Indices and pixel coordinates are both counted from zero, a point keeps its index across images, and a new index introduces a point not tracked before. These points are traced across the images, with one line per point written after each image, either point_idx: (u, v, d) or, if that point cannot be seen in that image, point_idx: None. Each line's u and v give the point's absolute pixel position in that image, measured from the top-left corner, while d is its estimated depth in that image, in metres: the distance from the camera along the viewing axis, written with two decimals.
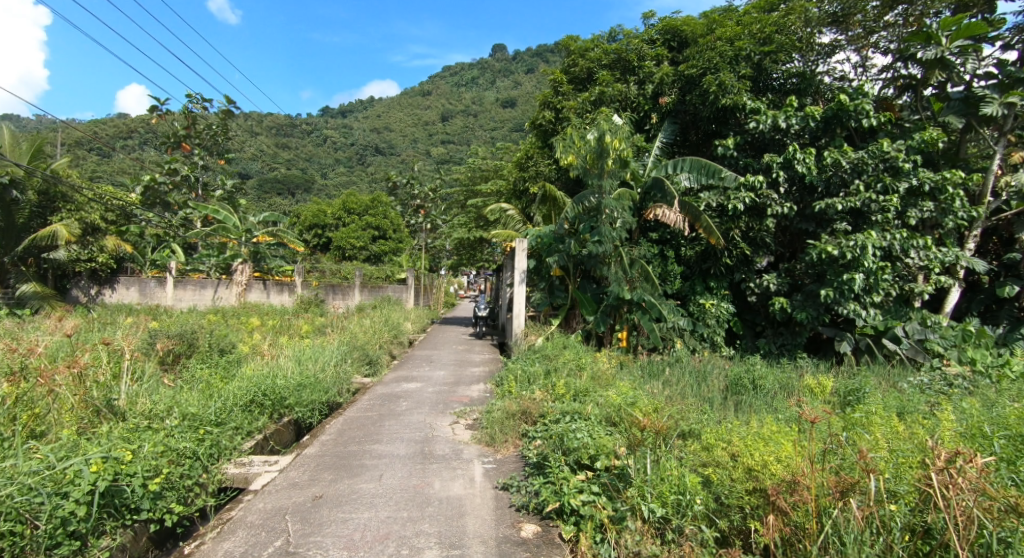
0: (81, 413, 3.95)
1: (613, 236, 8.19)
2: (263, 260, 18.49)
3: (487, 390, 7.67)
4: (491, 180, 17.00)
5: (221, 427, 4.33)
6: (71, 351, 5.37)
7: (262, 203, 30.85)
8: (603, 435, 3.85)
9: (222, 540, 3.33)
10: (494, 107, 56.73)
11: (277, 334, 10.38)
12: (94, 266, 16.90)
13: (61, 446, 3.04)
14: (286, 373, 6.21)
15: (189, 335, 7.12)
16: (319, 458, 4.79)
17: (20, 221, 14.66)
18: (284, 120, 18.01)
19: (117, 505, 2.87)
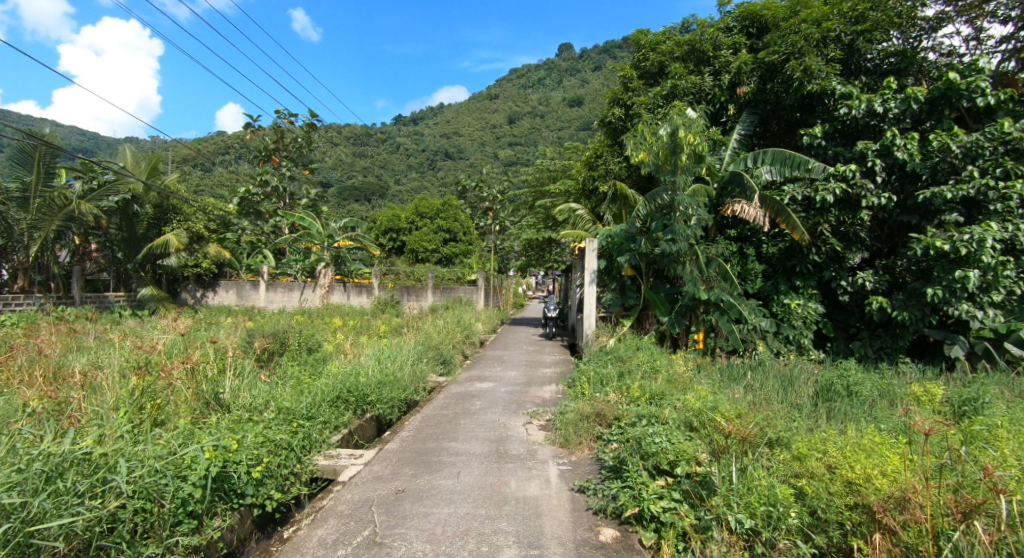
0: (193, 405, 4.35)
1: (688, 234, 7.91)
2: (344, 264, 19.46)
3: (559, 391, 7.67)
4: (560, 180, 16.97)
5: (312, 421, 4.62)
6: (183, 349, 5.91)
7: (342, 209, 32.50)
8: (683, 440, 3.72)
9: (316, 527, 3.55)
10: (561, 107, 56.65)
11: (358, 334, 10.90)
12: (199, 271, 18.47)
13: (180, 434, 3.35)
14: (367, 371, 6.51)
15: (281, 335, 7.66)
16: (400, 453, 4.98)
17: (140, 232, 16.22)
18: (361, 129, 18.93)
19: (227, 490, 3.14)
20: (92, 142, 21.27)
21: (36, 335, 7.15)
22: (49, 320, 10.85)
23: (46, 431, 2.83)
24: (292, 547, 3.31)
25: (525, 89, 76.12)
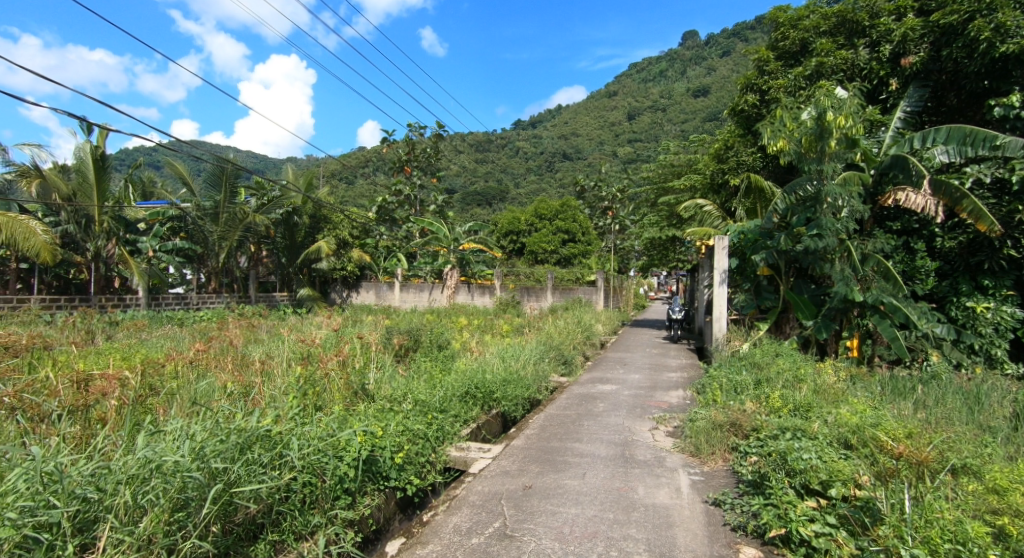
0: (344, 393, 4.77)
1: (838, 228, 7.15)
2: (468, 265, 20.28)
3: (687, 397, 7.32)
4: (685, 175, 16.23)
5: (445, 414, 4.86)
6: (334, 344, 6.53)
7: (466, 212, 33.93)
8: (838, 459, 3.34)
9: (451, 514, 3.72)
10: (684, 99, 54.21)
11: (482, 333, 11.31)
12: (345, 274, 20.25)
13: (336, 419, 3.70)
14: (493, 368, 6.72)
15: (414, 332, 8.19)
16: (526, 450, 5.06)
17: (299, 238, 18.26)
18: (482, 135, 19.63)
19: (375, 472, 3.40)
20: (259, 161, 24.33)
21: (219, 330, 8.32)
22: (232, 316, 12.70)
23: (236, 408, 3.24)
24: (430, 531, 3.50)
25: (645, 84, 73.93)
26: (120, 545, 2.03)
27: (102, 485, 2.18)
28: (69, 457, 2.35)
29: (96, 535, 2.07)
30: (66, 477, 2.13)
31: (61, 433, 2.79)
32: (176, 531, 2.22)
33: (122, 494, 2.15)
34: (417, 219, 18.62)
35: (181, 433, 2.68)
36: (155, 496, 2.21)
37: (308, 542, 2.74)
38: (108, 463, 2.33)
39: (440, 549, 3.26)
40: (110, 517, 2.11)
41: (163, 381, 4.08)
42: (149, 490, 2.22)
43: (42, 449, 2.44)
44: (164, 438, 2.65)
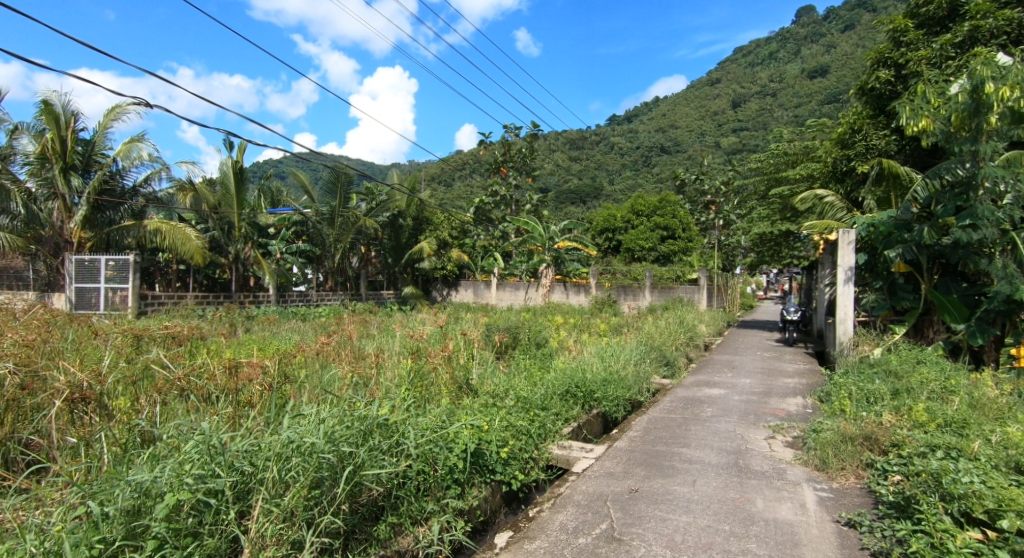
0: (449, 387, 4.89)
1: (998, 217, 6.23)
2: (563, 264, 19.54)
3: (808, 404, 6.74)
4: (800, 165, 15.00)
5: (546, 412, 4.83)
6: (439, 340, 6.75)
7: (560, 211, 33.83)
8: (1009, 486, 2.87)
9: (556, 511, 3.68)
10: (796, 82, 50.24)
11: (580, 332, 11.18)
12: (445, 273, 20.95)
13: (444, 411, 3.79)
14: (592, 368, 6.59)
15: (512, 330, 8.26)
16: (630, 453, 4.90)
17: (403, 240, 19.13)
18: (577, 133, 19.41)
19: (482, 465, 3.45)
20: (368, 168, 25.86)
21: (336, 326, 8.92)
22: (345, 312, 13.60)
23: (360, 398, 3.42)
24: (537, 527, 3.47)
25: (752, 68, 69.42)
26: (270, 514, 2.20)
27: (254, 459, 2.38)
28: (226, 432, 2.59)
29: (251, 503, 2.26)
30: (225, 451, 2.35)
31: (219, 413, 3.13)
32: (314, 507, 2.36)
33: (269, 470, 2.32)
34: (513, 218, 18.75)
35: (315, 417, 2.85)
36: (297, 473, 2.36)
37: (423, 528, 2.82)
38: (259, 441, 2.52)
39: (548, 546, 3.22)
40: (261, 489, 2.29)
41: (294, 370, 4.43)
42: (291, 467, 2.38)
43: (207, 423, 2.70)
44: (301, 421, 2.83)
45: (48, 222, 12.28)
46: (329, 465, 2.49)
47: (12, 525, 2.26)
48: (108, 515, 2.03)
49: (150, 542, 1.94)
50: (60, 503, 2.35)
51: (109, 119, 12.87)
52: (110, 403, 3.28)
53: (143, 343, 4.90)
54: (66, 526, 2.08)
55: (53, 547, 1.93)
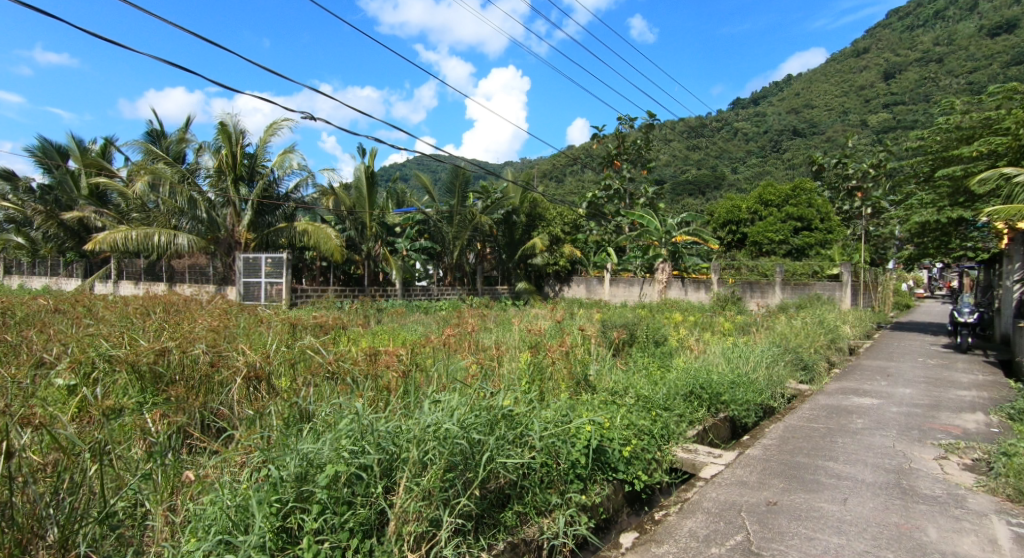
0: (567, 383, 4.83)
1: None
2: (681, 259, 18.86)
3: (987, 422, 5.80)
4: (977, 141, 12.93)
5: (669, 413, 4.63)
6: (557, 335, 6.75)
7: (677, 203, 32.38)
8: None
9: (685, 517, 3.51)
10: (966, 45, 43.37)
11: (702, 330, 10.60)
12: (557, 269, 20.93)
13: (567, 405, 3.77)
14: (719, 369, 6.20)
15: (630, 327, 8.02)
16: (765, 462, 4.54)
17: (517, 236, 19.39)
18: (697, 120, 18.36)
19: (603, 463, 3.37)
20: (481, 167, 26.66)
21: (457, 319, 9.27)
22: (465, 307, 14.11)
23: (491, 388, 3.52)
24: (664, 531, 3.34)
25: (906, 33, 61.15)
26: (411, 492, 2.34)
27: (398, 441, 2.53)
28: (374, 413, 2.78)
29: (395, 480, 2.42)
30: (375, 430, 2.54)
31: (364, 395, 3.41)
32: (449, 490, 2.46)
33: (410, 451, 2.46)
34: (627, 212, 18.14)
35: (449, 404, 2.98)
36: (434, 455, 2.48)
37: (547, 519, 2.82)
38: (401, 423, 2.68)
39: (677, 551, 3.09)
40: (404, 468, 2.44)
41: (424, 359, 4.67)
42: (429, 449, 2.50)
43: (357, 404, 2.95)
44: (437, 407, 2.97)
45: (224, 225, 14.25)
46: (462, 450, 2.58)
47: (213, 480, 2.66)
48: (282, 479, 2.29)
49: (315, 506, 2.16)
50: (247, 466, 2.70)
51: (269, 134, 14.49)
52: (276, 381, 3.75)
53: (299, 330, 5.48)
54: (250, 486, 2.39)
55: (242, 502, 2.23)
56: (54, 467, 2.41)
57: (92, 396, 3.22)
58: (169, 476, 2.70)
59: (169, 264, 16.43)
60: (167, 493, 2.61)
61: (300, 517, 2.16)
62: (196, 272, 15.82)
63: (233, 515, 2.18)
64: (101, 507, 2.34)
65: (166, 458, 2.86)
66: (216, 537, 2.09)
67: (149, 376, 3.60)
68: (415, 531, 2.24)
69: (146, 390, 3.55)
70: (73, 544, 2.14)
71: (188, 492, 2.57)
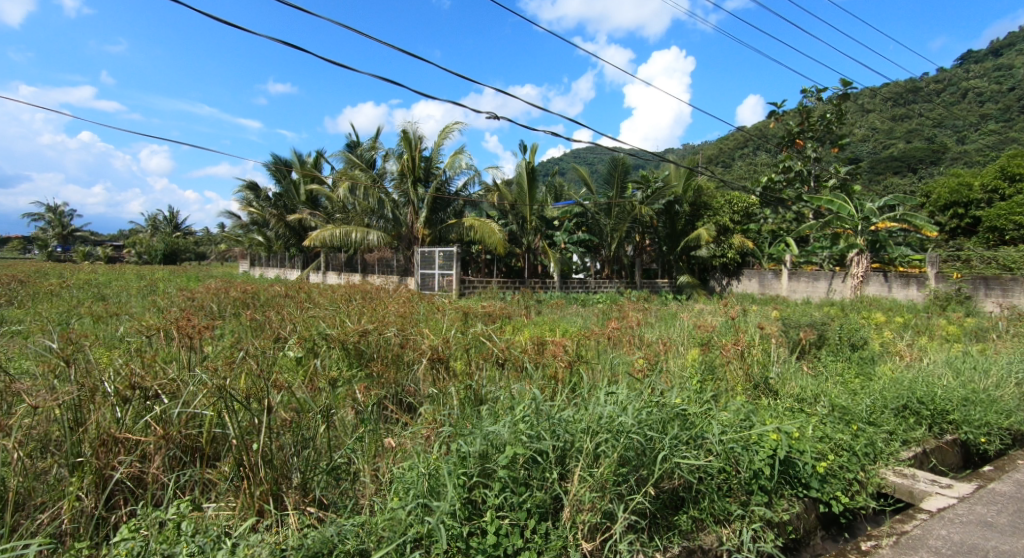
0: (744, 385, 4.38)
1: None
2: (884, 250, 16.20)
3: None
4: None
5: (874, 428, 3.97)
6: (731, 332, 6.22)
7: (880, 184, 27.80)
8: None
9: (904, 554, 2.90)
10: None
11: (918, 335, 8.88)
12: (726, 261, 19.30)
13: (749, 408, 3.42)
14: (943, 382, 5.14)
15: (820, 327, 7.04)
16: (1018, 504, 3.62)
17: (679, 227, 18.31)
18: (909, 82, 15.39)
19: (793, 477, 2.98)
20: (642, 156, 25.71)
21: (616, 312, 8.97)
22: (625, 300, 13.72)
23: (668, 385, 3.36)
24: None
25: None
26: (586, 481, 2.31)
27: (571, 430, 2.53)
28: (550, 402, 2.82)
29: (570, 468, 2.41)
30: (554, 417, 2.58)
31: (535, 383, 3.49)
32: (623, 485, 2.38)
33: (585, 442, 2.44)
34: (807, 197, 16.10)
35: (621, 397, 2.90)
36: (607, 448, 2.42)
37: (728, 529, 2.53)
38: (575, 414, 2.68)
39: None
40: (579, 458, 2.42)
41: (588, 352, 4.61)
42: (602, 442, 2.45)
43: (534, 390, 3.03)
44: (610, 398, 2.91)
45: (406, 222, 15.74)
46: (639, 447, 2.48)
47: (408, 449, 2.91)
48: (467, 455, 2.43)
49: (497, 483, 2.25)
50: (435, 440, 2.93)
51: (443, 137, 15.57)
52: (454, 363, 4.03)
53: (471, 318, 5.81)
54: (439, 459, 2.58)
55: (433, 471, 2.41)
56: (296, 422, 2.87)
57: (319, 367, 3.84)
58: (374, 442, 3.01)
59: (363, 257, 18.62)
60: (372, 455, 2.91)
61: (483, 491, 2.28)
62: (383, 264, 17.71)
63: (426, 482, 2.37)
64: (327, 461, 2.77)
65: (371, 426, 3.22)
66: (415, 499, 2.28)
67: (355, 352, 4.20)
68: (589, 521, 2.22)
69: (353, 364, 4.15)
70: (310, 489, 2.61)
71: (389, 458, 2.86)
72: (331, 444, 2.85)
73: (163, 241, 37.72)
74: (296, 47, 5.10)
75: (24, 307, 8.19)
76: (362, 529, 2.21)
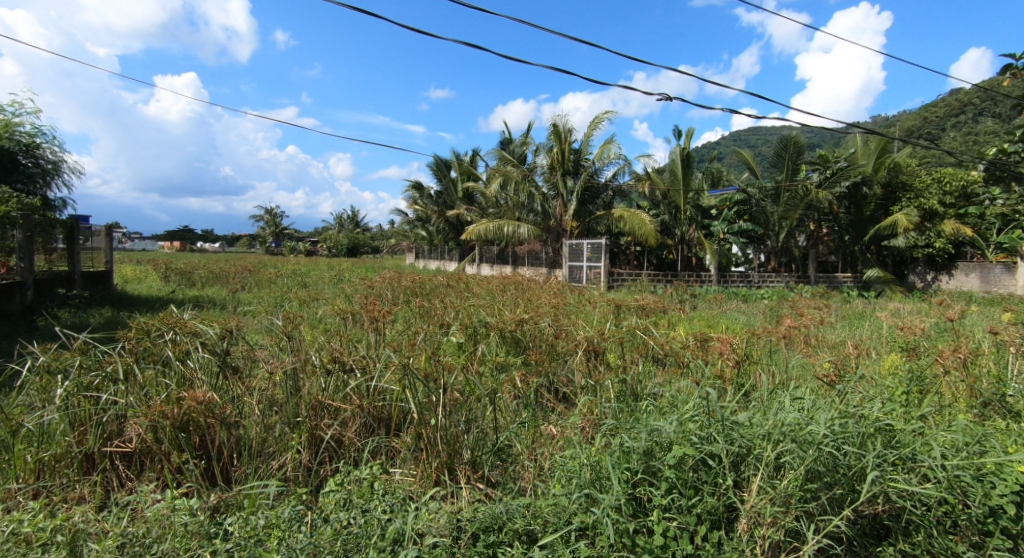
0: (966, 402, 3.61)
1: None
2: None
3: None
4: None
5: None
6: (945, 337, 5.15)
7: None
8: None
9: None
10: None
11: None
12: (932, 252, 15.86)
13: (980, 429, 2.77)
14: None
15: None
16: None
17: (867, 213, 15.80)
18: None
19: None
20: (822, 133, 22.81)
21: (789, 309, 7.95)
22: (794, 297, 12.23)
23: (870, 393, 2.97)
24: None
25: None
26: (767, 493, 2.13)
27: (749, 436, 2.34)
28: (723, 403, 2.65)
29: (747, 476, 2.23)
30: (727, 420, 2.41)
31: (700, 382, 3.30)
32: (814, 501, 2.14)
33: (766, 449, 2.24)
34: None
35: (807, 403, 2.60)
36: (793, 460, 2.20)
37: None
38: (753, 419, 2.47)
39: None
40: (758, 467, 2.24)
41: (758, 351, 4.19)
42: (787, 452, 2.23)
43: (706, 389, 2.86)
44: (792, 403, 2.64)
45: (555, 215, 15.87)
46: (834, 462, 2.20)
47: (567, 438, 2.93)
48: (632, 450, 2.36)
49: (664, 482, 2.15)
50: (593, 432, 2.90)
51: (593, 128, 15.35)
52: (610, 357, 3.97)
53: (624, 311, 5.63)
54: (601, 452, 2.55)
55: (597, 463, 2.38)
56: (466, 402, 3.04)
57: (483, 352, 4.06)
58: (535, 428, 3.07)
59: (513, 249, 19.22)
60: (533, 440, 2.97)
61: (648, 489, 2.19)
62: (532, 256, 18.10)
63: (588, 472, 2.35)
64: (494, 441, 2.88)
65: (530, 412, 3.28)
66: (580, 489, 2.28)
67: (512, 339, 4.36)
68: (769, 536, 2.04)
69: (512, 351, 4.32)
70: (480, 466, 2.75)
71: (550, 445, 2.88)
72: (496, 426, 2.96)
73: (347, 236, 42.84)
74: (474, 48, 5.14)
75: (250, 292, 9.89)
76: (528, 510, 2.27)
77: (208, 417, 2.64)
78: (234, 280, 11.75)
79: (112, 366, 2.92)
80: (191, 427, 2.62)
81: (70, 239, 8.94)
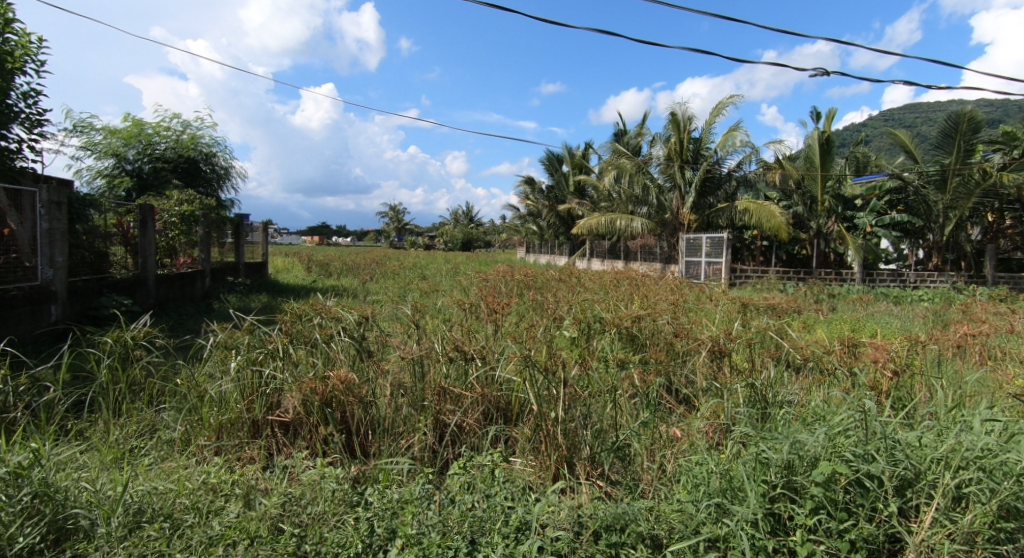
0: None
1: None
2: None
3: None
4: None
5: None
6: None
7: None
8: None
9: None
10: None
11: None
12: None
13: None
14: None
15: None
16: None
17: None
18: None
19: None
20: (1005, 107, 19.44)
21: (958, 315, 6.79)
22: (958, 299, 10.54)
23: None
24: None
25: None
26: (942, 525, 1.85)
27: (915, 458, 2.05)
28: (881, 417, 2.34)
29: (913, 504, 1.96)
30: (889, 438, 2.12)
31: (847, 391, 2.95)
32: (1006, 541, 1.81)
33: (942, 475, 1.94)
34: None
35: (993, 424, 2.20)
36: (978, 489, 1.89)
37: None
38: (918, 437, 2.16)
39: None
40: (932, 496, 1.95)
41: (919, 360, 3.62)
42: (970, 480, 1.92)
43: (858, 402, 2.54)
44: (970, 423, 2.25)
45: (670, 208, 15.17)
46: None
47: (691, 442, 2.76)
48: (769, 461, 2.17)
49: (810, 501, 1.95)
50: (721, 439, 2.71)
51: (716, 114, 14.42)
52: (736, 359, 3.67)
53: (751, 312, 5.18)
54: (732, 460, 2.37)
55: (729, 473, 2.21)
56: (584, 396, 2.98)
57: (599, 348, 3.96)
58: (657, 428, 2.92)
59: (626, 244, 18.74)
60: (653, 441, 2.83)
61: (790, 506, 2.00)
62: (646, 251, 17.49)
63: (718, 481, 2.19)
64: (614, 439, 2.79)
65: (650, 412, 3.13)
66: (710, 497, 2.13)
67: (630, 336, 4.20)
68: None
69: (630, 348, 4.16)
70: (599, 463, 2.68)
71: (674, 448, 2.73)
72: (615, 424, 2.86)
73: (462, 231, 44.42)
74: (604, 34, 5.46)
75: (376, 283, 10.59)
76: (652, 514, 2.17)
77: (348, 396, 2.86)
78: (363, 272, 12.73)
79: (273, 345, 3.27)
80: (334, 403, 2.86)
81: (236, 234, 10.18)
